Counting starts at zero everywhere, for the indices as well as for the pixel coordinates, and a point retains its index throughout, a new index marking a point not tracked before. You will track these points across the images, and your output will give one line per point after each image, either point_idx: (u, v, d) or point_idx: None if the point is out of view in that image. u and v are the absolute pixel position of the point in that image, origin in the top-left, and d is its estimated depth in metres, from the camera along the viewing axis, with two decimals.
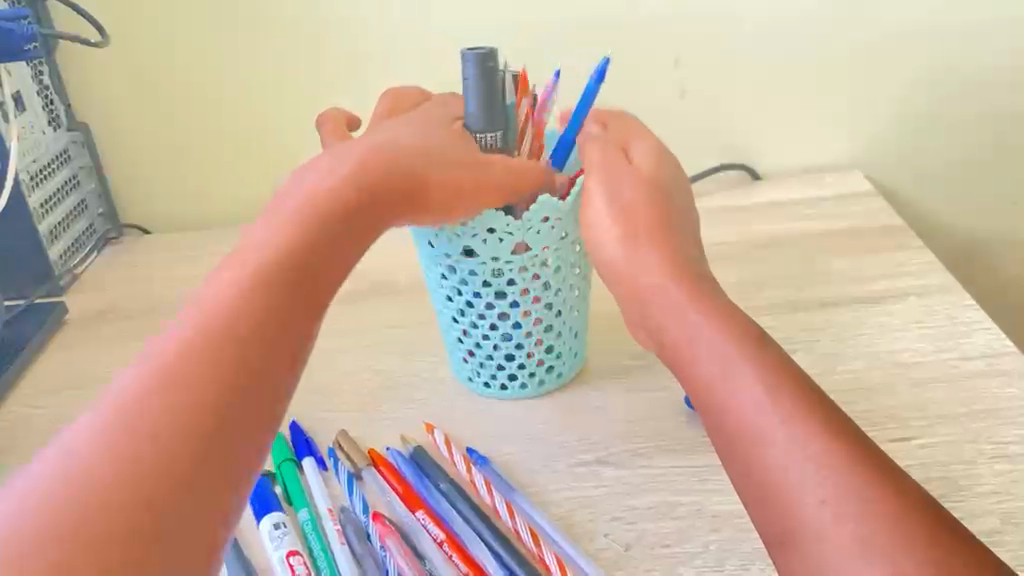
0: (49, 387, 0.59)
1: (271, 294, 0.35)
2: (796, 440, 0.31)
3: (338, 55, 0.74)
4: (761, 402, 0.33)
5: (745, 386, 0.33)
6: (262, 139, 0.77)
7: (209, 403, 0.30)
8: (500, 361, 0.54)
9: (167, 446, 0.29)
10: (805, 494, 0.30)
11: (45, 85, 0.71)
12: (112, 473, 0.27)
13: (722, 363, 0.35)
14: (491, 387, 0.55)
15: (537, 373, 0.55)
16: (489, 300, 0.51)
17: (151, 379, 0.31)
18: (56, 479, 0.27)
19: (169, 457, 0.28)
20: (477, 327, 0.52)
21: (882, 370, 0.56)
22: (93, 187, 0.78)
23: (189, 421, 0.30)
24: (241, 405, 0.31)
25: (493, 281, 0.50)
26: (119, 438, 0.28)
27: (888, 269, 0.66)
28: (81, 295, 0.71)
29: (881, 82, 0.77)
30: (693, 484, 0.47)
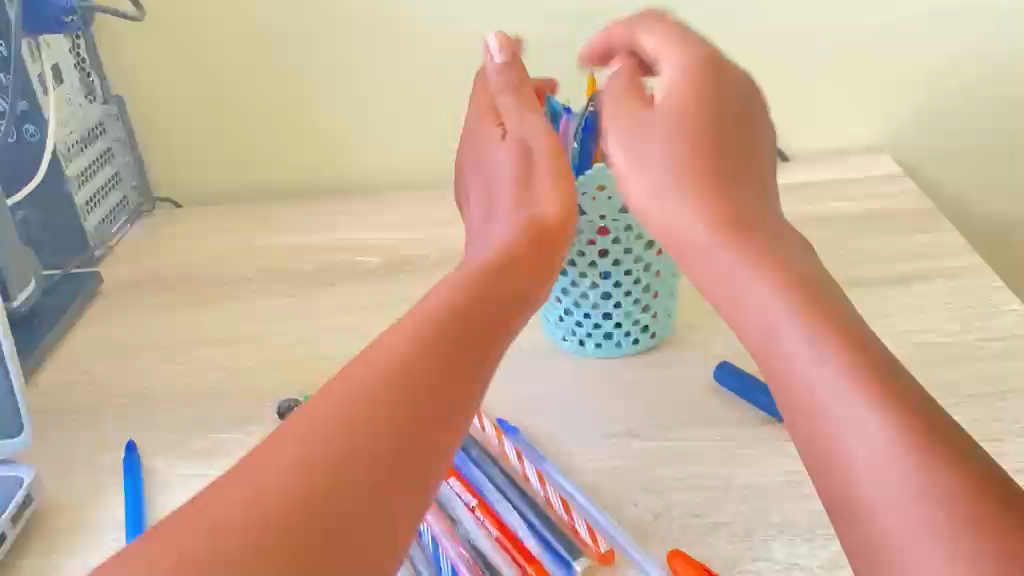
0: (85, 359, 0.61)
1: (430, 351, 0.35)
2: (855, 407, 0.31)
3: (369, 35, 0.74)
4: (825, 372, 0.33)
5: (803, 355, 0.34)
6: (295, 115, 0.78)
7: (340, 479, 0.30)
8: (584, 320, 0.56)
9: (332, 489, 0.29)
10: (859, 451, 0.31)
11: (82, 58, 0.72)
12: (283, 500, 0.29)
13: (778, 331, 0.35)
14: (575, 344, 0.58)
15: (618, 334, 0.56)
16: (571, 258, 0.53)
17: (340, 406, 0.32)
18: (231, 499, 0.29)
19: (355, 480, 0.30)
20: (561, 285, 0.55)
21: (908, 349, 0.56)
22: (128, 160, 0.78)
23: (368, 463, 0.31)
24: (372, 465, 0.31)
25: (572, 238, 0.53)
26: (276, 468, 0.30)
27: (917, 250, 0.66)
28: (113, 267, 0.72)
29: (912, 64, 0.76)
30: (722, 457, 0.48)
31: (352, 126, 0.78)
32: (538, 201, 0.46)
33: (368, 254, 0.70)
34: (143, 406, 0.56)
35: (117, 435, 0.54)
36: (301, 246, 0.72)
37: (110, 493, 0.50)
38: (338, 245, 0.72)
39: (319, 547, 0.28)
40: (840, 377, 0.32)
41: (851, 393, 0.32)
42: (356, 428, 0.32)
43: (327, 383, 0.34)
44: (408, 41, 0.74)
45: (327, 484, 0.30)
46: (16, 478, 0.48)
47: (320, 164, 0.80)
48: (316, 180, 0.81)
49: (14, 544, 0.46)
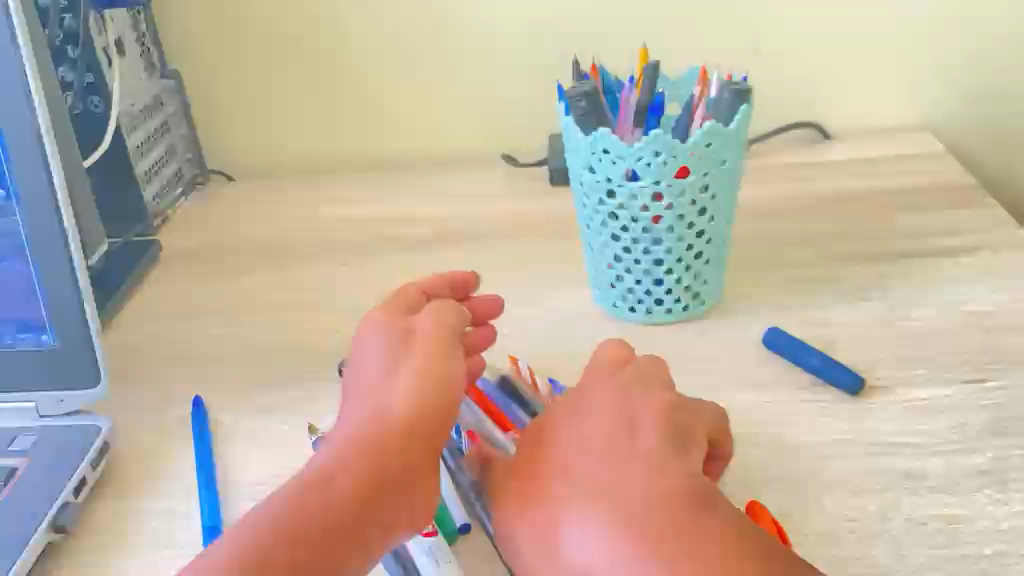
0: (150, 322, 0.63)
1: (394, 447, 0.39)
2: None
3: (417, 13, 0.76)
4: (594, 561, 0.36)
5: (582, 552, 0.36)
6: (344, 89, 0.80)
7: (307, 533, 0.36)
8: (649, 286, 0.57)
9: (308, 542, 0.36)
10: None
11: (142, 33, 0.74)
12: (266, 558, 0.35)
13: (545, 531, 0.38)
14: (637, 311, 0.59)
15: (683, 299, 0.58)
16: (646, 225, 0.55)
17: (313, 483, 0.38)
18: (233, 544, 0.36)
19: (327, 525, 0.36)
20: (630, 252, 0.56)
21: (952, 318, 0.57)
22: (184, 133, 0.80)
23: (339, 510, 0.37)
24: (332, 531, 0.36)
25: (628, 204, 0.54)
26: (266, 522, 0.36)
27: (960, 224, 0.67)
28: (171, 237, 0.74)
29: (958, 43, 0.76)
30: (770, 420, 0.51)
31: (400, 103, 0.80)
32: (388, 403, 0.41)
33: (418, 226, 0.72)
34: (205, 366, 0.58)
35: (184, 392, 0.56)
36: (351, 219, 0.74)
37: (179, 444, 0.52)
38: (386, 218, 0.74)
39: None
40: (617, 559, 0.35)
41: (635, 573, 0.35)
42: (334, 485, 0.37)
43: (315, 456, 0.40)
44: (455, 19, 0.76)
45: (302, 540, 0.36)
46: (94, 427, 0.50)
47: (366, 141, 0.82)
48: (361, 156, 0.83)
49: (93, 489, 0.49)
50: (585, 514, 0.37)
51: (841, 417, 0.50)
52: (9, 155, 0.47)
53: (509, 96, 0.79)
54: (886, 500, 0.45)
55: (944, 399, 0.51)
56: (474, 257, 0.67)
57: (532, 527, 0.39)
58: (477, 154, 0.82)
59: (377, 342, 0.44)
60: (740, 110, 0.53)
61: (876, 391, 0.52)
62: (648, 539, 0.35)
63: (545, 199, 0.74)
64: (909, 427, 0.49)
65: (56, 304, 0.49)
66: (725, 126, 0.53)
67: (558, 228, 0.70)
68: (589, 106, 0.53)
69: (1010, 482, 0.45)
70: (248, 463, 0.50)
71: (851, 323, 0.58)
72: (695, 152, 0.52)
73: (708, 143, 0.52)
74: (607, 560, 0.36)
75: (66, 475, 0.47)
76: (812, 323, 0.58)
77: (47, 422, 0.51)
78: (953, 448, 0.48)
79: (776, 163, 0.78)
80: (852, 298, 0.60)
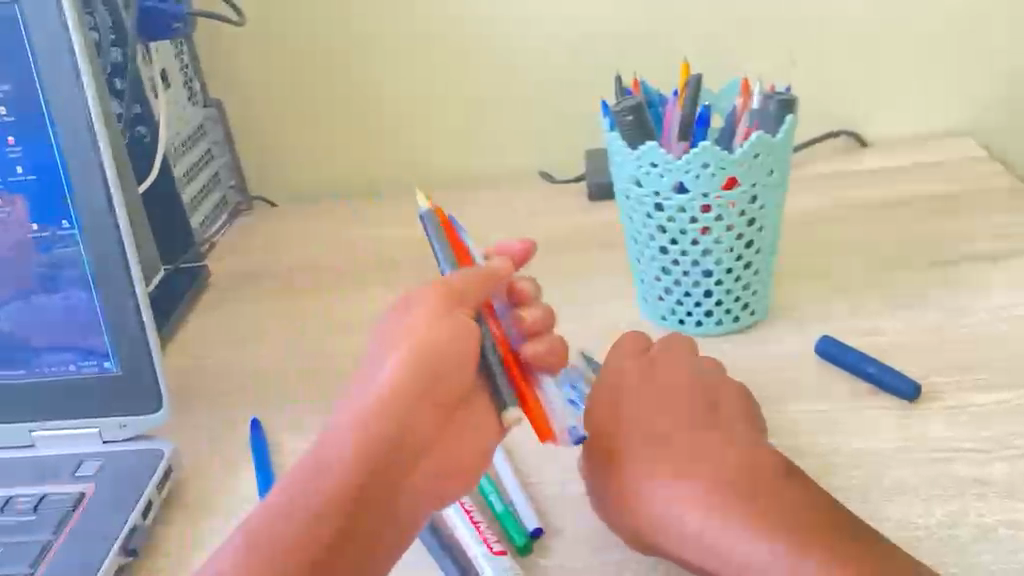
0: (204, 344, 0.64)
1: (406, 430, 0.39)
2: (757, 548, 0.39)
3: (458, 34, 0.77)
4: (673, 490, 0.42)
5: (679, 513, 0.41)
6: (384, 112, 0.81)
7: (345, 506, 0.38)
8: (698, 298, 0.57)
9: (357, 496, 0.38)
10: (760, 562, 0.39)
11: (185, 63, 0.76)
12: (333, 509, 0.37)
13: (663, 500, 0.42)
14: (686, 323, 0.59)
15: (732, 310, 0.58)
16: (694, 238, 0.55)
17: (345, 472, 0.38)
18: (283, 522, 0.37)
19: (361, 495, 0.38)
20: (679, 264, 0.56)
21: (1007, 322, 0.57)
22: (226, 160, 0.82)
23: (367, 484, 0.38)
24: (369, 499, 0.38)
25: (676, 217, 0.55)
26: (313, 498, 0.38)
27: (1009, 227, 0.66)
28: (218, 261, 0.75)
29: (996, 48, 0.76)
30: (831, 426, 0.51)
31: (438, 125, 0.81)
32: (400, 380, 0.40)
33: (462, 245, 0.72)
34: (261, 387, 0.59)
35: (243, 413, 0.57)
36: (396, 239, 0.75)
37: (241, 464, 0.52)
38: None
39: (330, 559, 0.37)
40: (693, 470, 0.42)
41: (724, 520, 0.40)
42: (370, 448, 0.39)
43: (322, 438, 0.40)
44: (497, 40, 0.77)
45: (348, 506, 0.38)
46: (159, 451, 0.51)
47: (408, 161, 0.83)
48: (402, 177, 0.84)
49: (161, 511, 0.49)
50: (697, 488, 0.41)
51: (901, 423, 0.50)
52: (73, 184, 0.48)
53: (550, 114, 0.80)
54: (953, 506, 0.45)
55: (1006, 403, 0.51)
56: (520, 274, 0.67)
57: (641, 491, 0.43)
58: (515, 172, 0.83)
59: (386, 342, 0.41)
60: (786, 120, 0.53)
61: (936, 397, 0.52)
62: (754, 503, 0.40)
63: (588, 215, 0.75)
64: (971, 432, 0.49)
65: (118, 330, 0.50)
66: (772, 136, 0.53)
67: (602, 243, 0.70)
68: (635, 121, 0.54)
69: None
70: None
71: (905, 329, 0.58)
72: (743, 164, 0.52)
73: (756, 154, 0.52)
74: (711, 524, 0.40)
75: (135, 499, 0.48)
76: (866, 331, 0.58)
77: (111, 447, 0.52)
78: (1017, 451, 0.47)
79: (816, 172, 0.78)
80: (904, 304, 0.60)
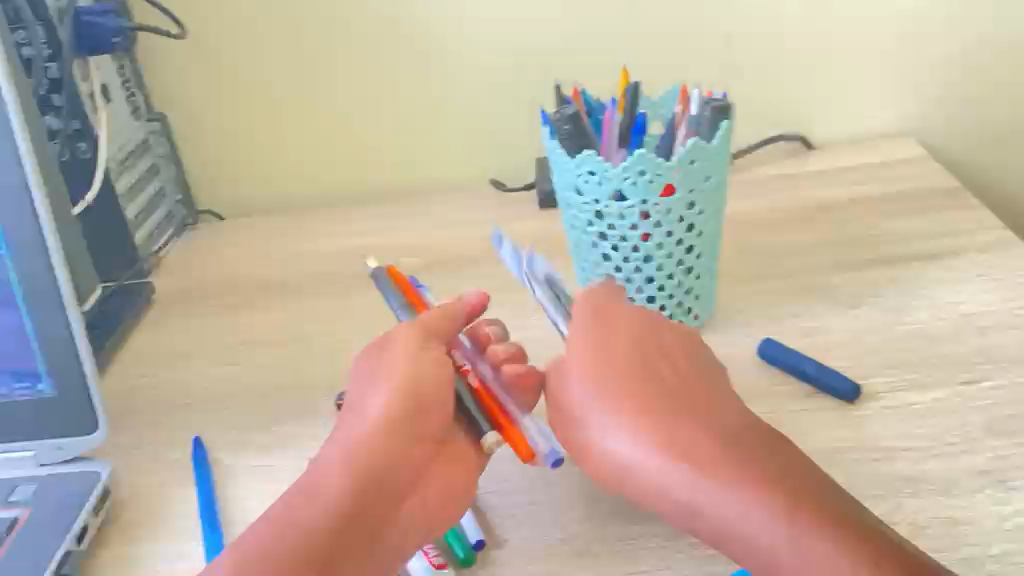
0: (147, 362, 0.64)
1: (395, 450, 0.42)
2: (741, 508, 0.37)
3: (402, 46, 0.76)
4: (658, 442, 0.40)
5: (666, 465, 0.39)
6: (331, 124, 0.80)
7: (336, 516, 0.39)
8: (642, 303, 0.58)
9: (348, 506, 0.40)
10: (746, 520, 0.37)
11: (127, 78, 0.75)
12: (317, 525, 0.39)
13: (647, 450, 0.40)
14: None
15: (675, 315, 0.58)
16: (634, 244, 0.55)
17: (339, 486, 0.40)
18: (276, 531, 0.39)
19: (354, 506, 0.40)
20: (621, 271, 0.57)
21: (945, 320, 0.58)
22: (172, 175, 0.81)
23: (357, 498, 0.40)
24: (361, 510, 0.40)
25: (616, 224, 0.55)
26: (306, 512, 0.40)
27: (949, 226, 0.67)
28: (164, 277, 0.75)
29: (936, 51, 0.77)
30: (772, 428, 0.51)
31: (386, 135, 0.81)
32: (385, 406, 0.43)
33: (410, 254, 0.72)
34: (204, 404, 0.58)
35: (185, 430, 0.56)
36: (345, 250, 0.74)
37: (181, 483, 0.52)
38: (380, 247, 0.74)
39: (325, 562, 0.38)
40: (680, 425, 0.40)
41: (710, 475, 0.38)
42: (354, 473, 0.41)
43: (317, 465, 0.42)
44: (442, 50, 0.76)
45: (341, 514, 0.40)
46: (95, 474, 0.50)
47: (358, 171, 0.83)
48: (352, 187, 0.83)
49: (98, 532, 0.49)
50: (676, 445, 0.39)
51: (840, 423, 0.51)
52: None
53: (498, 122, 0.80)
54: (889, 505, 0.45)
55: (941, 401, 0.51)
56: (468, 282, 0.67)
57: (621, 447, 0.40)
58: (465, 180, 0.82)
59: (368, 383, 0.46)
60: (720, 126, 0.53)
61: (874, 396, 0.52)
62: (741, 461, 0.38)
63: (536, 222, 0.75)
64: (908, 431, 0.49)
65: (50, 352, 0.49)
66: (707, 142, 0.53)
67: (549, 250, 0.70)
68: (572, 130, 0.54)
69: (1010, 480, 0.46)
70: (249, 498, 0.50)
71: (846, 330, 0.58)
72: (680, 170, 0.53)
73: (692, 161, 0.53)
74: (694, 482, 0.38)
75: (69, 523, 0.47)
76: (807, 332, 0.58)
77: (46, 471, 0.51)
78: (951, 449, 0.48)
79: (761, 175, 0.79)
80: (846, 305, 0.61)
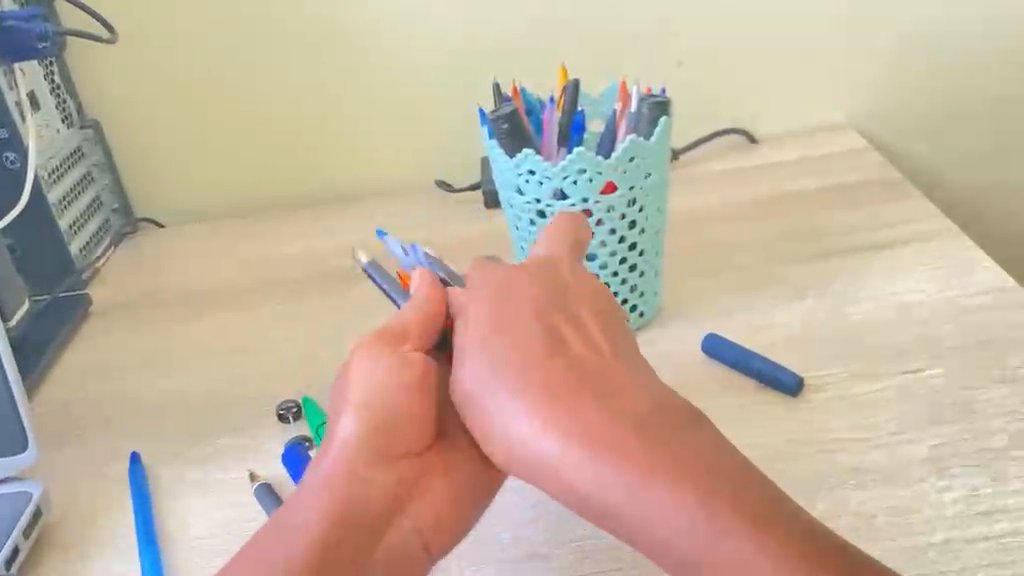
0: (84, 376, 0.62)
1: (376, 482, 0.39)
2: (659, 508, 0.34)
3: (343, 47, 0.75)
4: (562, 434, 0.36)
5: (573, 458, 0.36)
6: (272, 128, 0.79)
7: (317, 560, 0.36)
8: None
9: (329, 548, 0.37)
10: (660, 518, 0.34)
11: (57, 84, 0.73)
12: (297, 557, 0.36)
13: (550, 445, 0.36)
14: None
15: None
16: None
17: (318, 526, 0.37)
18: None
19: (336, 548, 0.37)
20: None
21: (887, 310, 0.58)
22: (108, 183, 0.79)
23: (340, 538, 0.37)
24: (344, 550, 0.37)
25: None
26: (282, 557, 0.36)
27: (891, 217, 0.68)
28: (102, 288, 0.72)
29: (874, 45, 0.78)
30: (718, 424, 0.51)
31: (329, 138, 0.79)
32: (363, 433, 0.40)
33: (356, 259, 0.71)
34: (142, 418, 0.57)
35: (123, 446, 0.54)
36: (289, 257, 0.73)
37: (118, 501, 0.50)
38: (325, 253, 0.73)
39: None
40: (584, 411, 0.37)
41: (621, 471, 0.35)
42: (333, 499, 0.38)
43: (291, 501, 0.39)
44: (383, 51, 0.76)
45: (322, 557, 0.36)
46: (26, 494, 0.48)
47: (301, 175, 0.81)
48: (296, 192, 0.82)
49: (28, 556, 0.47)
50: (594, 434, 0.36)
51: (785, 416, 0.51)
52: None
53: (442, 122, 0.79)
54: (835, 497, 0.45)
55: (884, 391, 0.52)
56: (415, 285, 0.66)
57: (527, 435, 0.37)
58: (410, 182, 0.81)
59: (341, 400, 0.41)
60: (660, 122, 0.53)
61: (818, 389, 0.52)
62: (653, 451, 0.35)
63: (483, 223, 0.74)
64: (852, 422, 0.50)
65: None
66: (647, 140, 0.53)
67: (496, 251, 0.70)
68: (511, 129, 0.53)
69: (951, 468, 0.46)
70: (190, 515, 0.48)
71: (791, 323, 0.58)
72: (620, 167, 0.52)
73: (632, 158, 0.52)
74: (626, 486, 0.35)
75: None
76: (753, 327, 0.59)
77: None
78: (893, 440, 0.48)
79: (705, 171, 0.79)
80: (790, 299, 0.61)
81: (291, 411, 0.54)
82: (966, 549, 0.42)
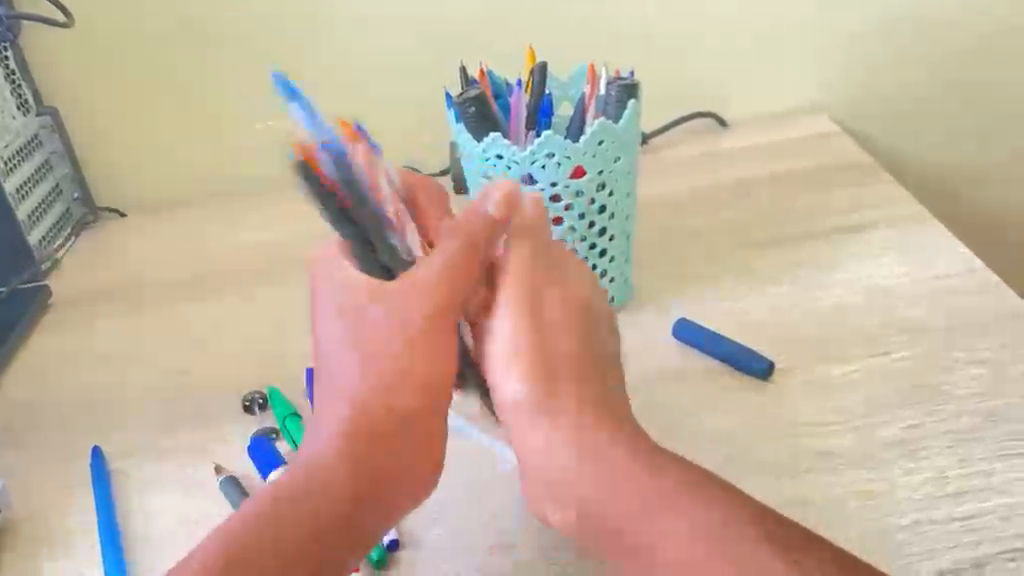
0: (43, 369, 0.60)
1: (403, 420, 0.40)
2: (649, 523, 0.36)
3: (306, 31, 0.74)
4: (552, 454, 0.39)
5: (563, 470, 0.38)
6: (236, 114, 0.77)
7: (334, 484, 0.38)
8: None
9: (348, 479, 0.39)
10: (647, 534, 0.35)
11: (11, 70, 0.71)
12: (320, 484, 0.38)
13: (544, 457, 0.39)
14: None
15: None
16: None
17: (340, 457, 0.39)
18: (273, 507, 0.38)
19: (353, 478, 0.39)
20: None
21: (857, 293, 0.58)
22: (68, 171, 0.77)
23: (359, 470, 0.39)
24: (361, 477, 0.39)
25: None
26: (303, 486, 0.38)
27: (860, 201, 0.68)
28: (62, 279, 0.71)
29: (845, 27, 0.78)
30: (689, 409, 0.51)
31: None
32: (388, 367, 0.40)
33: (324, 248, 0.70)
34: (104, 411, 0.55)
35: (84, 440, 0.53)
36: (255, 245, 0.72)
37: (79, 495, 0.49)
38: (292, 241, 0.72)
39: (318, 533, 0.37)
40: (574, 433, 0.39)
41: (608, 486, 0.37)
42: (347, 443, 0.39)
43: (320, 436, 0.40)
44: (349, 36, 0.74)
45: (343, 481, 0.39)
46: None
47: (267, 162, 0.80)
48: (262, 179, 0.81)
49: None
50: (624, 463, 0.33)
51: (755, 401, 0.51)
52: None
53: (410, 108, 0.77)
54: (804, 480, 0.45)
55: (852, 375, 0.51)
56: None
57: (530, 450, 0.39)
58: None
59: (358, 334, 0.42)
60: (628, 105, 0.53)
61: (787, 373, 0.52)
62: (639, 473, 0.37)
63: None
64: (821, 406, 0.50)
65: None
66: (615, 123, 0.52)
67: None
68: (478, 113, 0.53)
69: (919, 451, 0.46)
70: (152, 509, 0.47)
71: (761, 308, 0.58)
72: (588, 151, 0.52)
73: (600, 141, 0.52)
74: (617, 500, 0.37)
75: None
76: (723, 311, 0.58)
77: None
78: (862, 423, 0.48)
79: (675, 156, 0.78)
80: (760, 283, 0.61)
81: (257, 401, 0.54)
82: (934, 531, 0.42)
